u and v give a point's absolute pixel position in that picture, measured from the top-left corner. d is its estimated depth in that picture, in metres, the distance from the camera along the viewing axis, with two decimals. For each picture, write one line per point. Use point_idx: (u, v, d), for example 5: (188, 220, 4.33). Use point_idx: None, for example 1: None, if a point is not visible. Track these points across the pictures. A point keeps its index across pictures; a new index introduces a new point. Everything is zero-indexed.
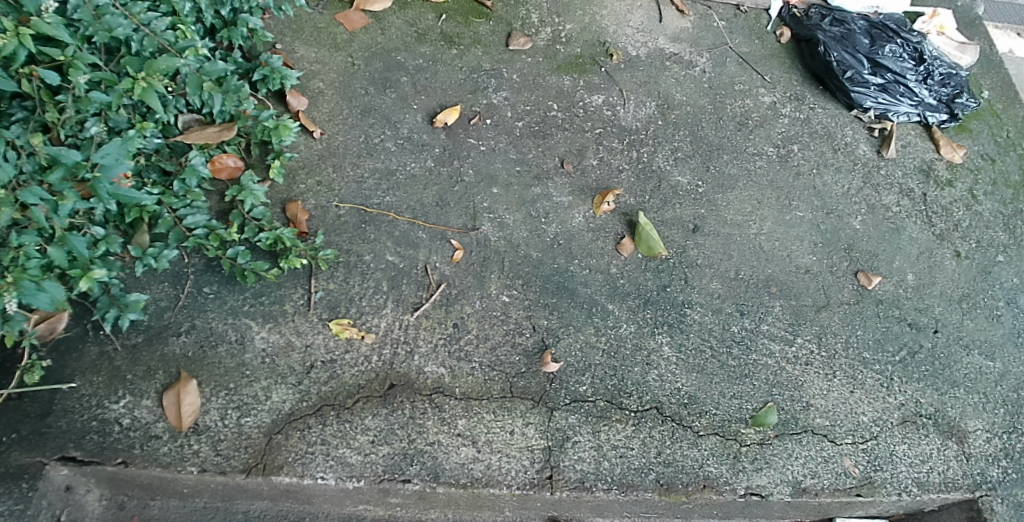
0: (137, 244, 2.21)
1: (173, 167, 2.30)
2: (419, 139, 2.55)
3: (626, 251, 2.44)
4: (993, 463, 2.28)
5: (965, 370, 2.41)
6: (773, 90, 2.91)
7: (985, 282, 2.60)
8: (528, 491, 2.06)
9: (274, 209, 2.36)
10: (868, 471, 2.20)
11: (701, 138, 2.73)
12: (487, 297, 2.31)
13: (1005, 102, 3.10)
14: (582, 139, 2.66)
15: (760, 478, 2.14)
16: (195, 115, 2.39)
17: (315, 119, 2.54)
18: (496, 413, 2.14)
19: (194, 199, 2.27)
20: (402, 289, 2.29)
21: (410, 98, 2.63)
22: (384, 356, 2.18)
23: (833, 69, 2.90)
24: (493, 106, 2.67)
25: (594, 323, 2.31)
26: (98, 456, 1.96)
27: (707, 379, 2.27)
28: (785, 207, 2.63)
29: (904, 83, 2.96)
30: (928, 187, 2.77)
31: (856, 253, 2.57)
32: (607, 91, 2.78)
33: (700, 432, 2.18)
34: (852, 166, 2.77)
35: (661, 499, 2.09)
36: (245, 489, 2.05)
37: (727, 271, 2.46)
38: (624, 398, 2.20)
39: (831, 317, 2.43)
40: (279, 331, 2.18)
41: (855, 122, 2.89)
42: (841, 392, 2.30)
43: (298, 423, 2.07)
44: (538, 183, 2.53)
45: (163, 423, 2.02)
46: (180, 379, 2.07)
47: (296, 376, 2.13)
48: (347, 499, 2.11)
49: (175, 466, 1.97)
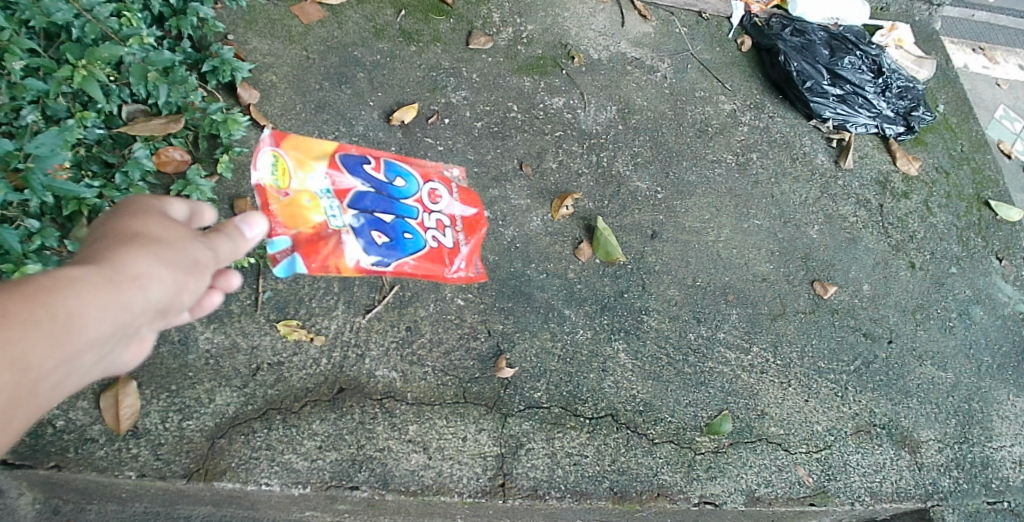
0: (75, 238, 2.08)
1: (115, 159, 2.18)
2: (375, 136, 2.49)
3: (584, 256, 2.41)
4: (944, 472, 2.30)
5: (918, 380, 2.43)
6: (734, 98, 2.92)
7: (938, 293, 2.62)
8: (480, 498, 2.00)
9: (222, 205, 2.27)
10: (821, 480, 2.19)
11: (661, 144, 2.72)
12: (441, 300, 2.25)
13: (959, 116, 3.15)
14: (542, 141, 2.62)
15: (714, 487, 2.12)
16: (140, 106, 2.27)
17: (267, 113, 2.46)
18: (449, 418, 2.09)
19: (137, 193, 2.14)
20: (354, 290, 2.22)
21: (366, 95, 2.57)
22: (333, 359, 2.11)
23: (792, 79, 2.93)
24: (452, 105, 2.62)
25: (550, 328, 2.27)
26: (29, 460, 1.86)
27: (662, 386, 2.24)
28: (743, 215, 2.63)
29: (862, 95, 3.00)
30: (884, 198, 2.80)
31: (813, 262, 2.58)
32: (567, 94, 2.75)
33: (655, 439, 2.15)
34: (810, 176, 2.78)
35: (615, 507, 2.06)
36: (185, 495, 1.96)
37: (685, 278, 2.45)
38: (579, 405, 2.16)
39: (786, 326, 2.43)
40: (224, 332, 2.09)
41: (813, 132, 2.90)
42: (796, 401, 2.30)
43: (242, 427, 1.98)
44: (496, 185, 2.49)
45: (99, 426, 1.92)
46: (119, 380, 1.96)
47: (241, 379, 2.04)
48: (293, 505, 2.03)
49: (112, 470, 1.88)
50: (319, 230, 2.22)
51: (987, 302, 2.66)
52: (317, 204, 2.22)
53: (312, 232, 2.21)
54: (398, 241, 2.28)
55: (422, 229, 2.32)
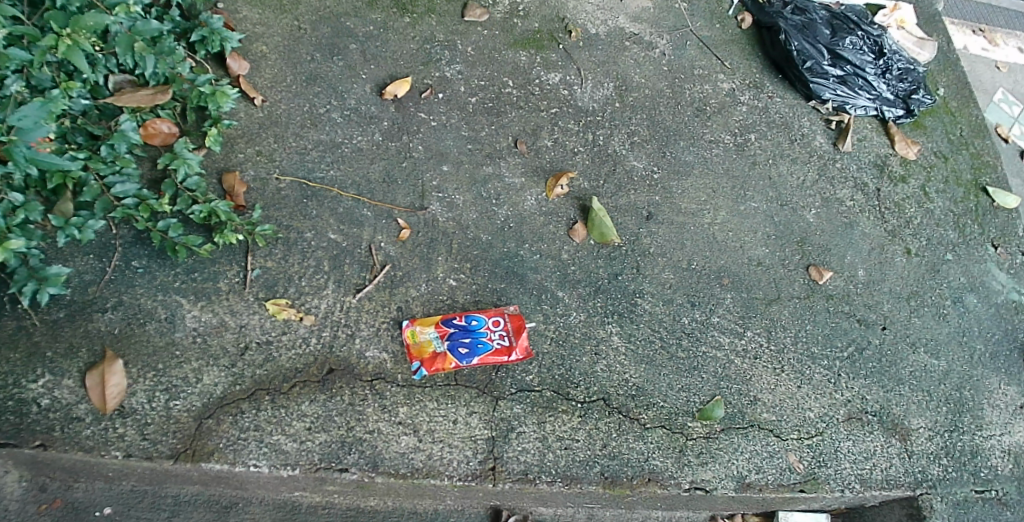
0: (60, 212, 2.03)
1: (101, 131, 2.11)
2: (367, 111, 2.44)
3: (579, 238, 2.38)
4: (933, 460, 2.31)
5: (910, 368, 2.42)
6: (733, 77, 2.87)
7: (933, 280, 2.61)
8: (470, 482, 2.00)
9: (210, 179, 2.22)
10: (812, 466, 2.20)
11: (659, 123, 2.67)
12: (433, 281, 2.22)
13: (959, 100, 3.11)
14: (537, 118, 2.57)
15: (705, 473, 2.13)
16: (127, 76, 2.19)
17: (257, 85, 2.40)
18: (439, 401, 2.07)
19: (123, 166, 2.09)
20: (345, 269, 2.19)
21: (358, 67, 2.51)
22: (323, 339, 2.08)
23: (793, 58, 2.86)
24: (446, 80, 2.56)
25: (543, 310, 2.24)
26: (14, 439, 1.83)
27: (655, 370, 2.23)
28: (740, 197, 2.59)
29: (862, 76, 2.93)
30: (882, 181, 2.77)
31: (809, 247, 2.56)
32: (564, 69, 2.70)
33: (646, 424, 2.15)
34: (809, 158, 2.75)
35: (605, 492, 2.06)
36: (173, 475, 1.94)
37: (680, 261, 2.42)
38: (571, 389, 2.15)
39: (781, 311, 2.41)
40: (212, 310, 2.06)
41: (812, 113, 2.86)
42: (788, 387, 2.29)
43: (230, 407, 1.96)
44: (490, 163, 2.45)
45: (85, 405, 1.89)
46: (105, 359, 1.93)
47: (229, 358, 2.01)
48: (282, 486, 2.01)
49: (98, 450, 1.85)
50: (426, 348, 2.11)
51: (982, 290, 2.65)
52: (420, 327, 2.14)
53: (419, 351, 2.11)
54: (483, 336, 2.15)
55: (505, 331, 2.17)
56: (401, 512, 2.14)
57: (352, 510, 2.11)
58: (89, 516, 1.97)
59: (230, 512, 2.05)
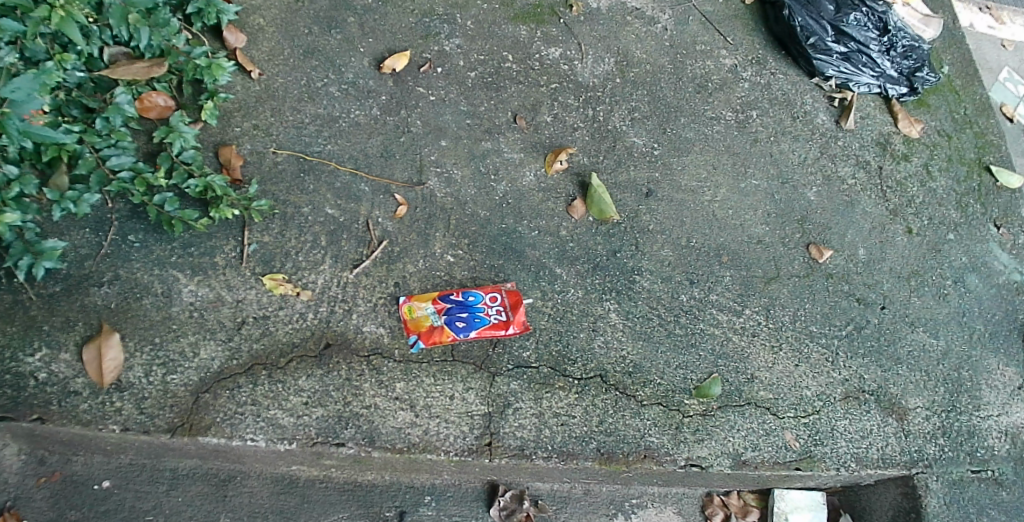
0: (55, 186, 2.01)
1: (96, 104, 2.08)
2: (364, 85, 2.41)
3: (577, 214, 2.36)
4: (930, 440, 2.31)
5: (909, 347, 2.42)
6: (735, 53, 2.83)
7: (934, 259, 2.60)
8: (466, 457, 2.00)
9: (207, 153, 2.20)
10: (808, 445, 2.20)
11: (659, 99, 2.64)
12: (431, 256, 2.21)
13: (963, 79, 3.07)
14: (537, 93, 2.55)
15: (701, 449, 2.13)
16: (122, 48, 2.16)
17: (254, 58, 2.37)
18: (436, 377, 2.06)
19: (119, 139, 2.07)
20: (342, 244, 2.17)
21: (356, 40, 2.48)
22: (320, 313, 2.08)
23: (796, 34, 2.82)
24: (445, 54, 2.53)
25: (541, 287, 2.23)
26: (11, 412, 1.83)
27: (653, 347, 2.22)
28: (740, 174, 2.57)
29: (867, 53, 2.89)
30: (884, 160, 2.75)
31: (809, 225, 2.54)
32: (564, 44, 2.66)
33: (643, 401, 2.15)
34: (811, 136, 2.72)
35: (601, 468, 2.07)
36: (170, 448, 1.94)
37: (679, 239, 2.40)
38: (568, 365, 2.14)
39: (780, 289, 2.40)
40: (208, 285, 2.05)
41: (815, 90, 2.83)
42: (786, 365, 2.29)
43: (227, 381, 1.96)
44: (488, 138, 2.42)
45: (82, 378, 1.89)
46: (102, 333, 1.93)
47: (226, 332, 2.01)
48: (279, 460, 2.02)
49: (96, 423, 1.85)
50: (423, 323, 2.11)
51: (983, 271, 2.63)
52: (417, 302, 2.13)
53: (416, 325, 2.10)
54: (480, 311, 2.15)
55: (501, 306, 2.17)
56: (398, 486, 2.15)
57: (349, 484, 2.12)
58: (87, 489, 1.97)
59: (228, 486, 2.06)
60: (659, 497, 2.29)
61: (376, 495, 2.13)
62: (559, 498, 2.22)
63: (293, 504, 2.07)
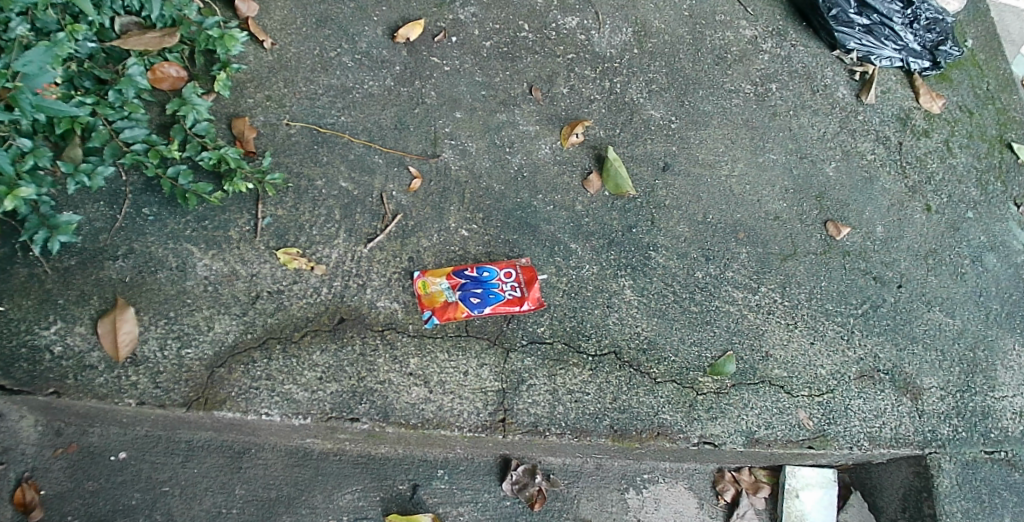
0: (68, 158, 1.98)
1: (109, 75, 2.03)
2: (378, 54, 2.37)
3: (593, 188, 2.33)
4: (944, 420, 2.32)
5: (925, 326, 2.41)
6: (756, 23, 2.76)
7: (952, 238, 2.56)
8: (480, 432, 2.02)
9: (220, 124, 2.17)
10: (821, 423, 2.22)
11: (677, 70, 2.59)
12: (445, 231, 2.19)
13: (988, 53, 2.98)
14: (553, 64, 2.50)
15: (714, 427, 2.15)
16: (133, 18, 2.11)
17: (266, 27, 2.32)
18: (450, 352, 2.07)
19: (132, 112, 2.03)
20: (356, 218, 2.15)
21: (370, 8, 2.42)
22: (334, 288, 2.07)
23: (818, 6, 2.73)
24: (460, 22, 2.47)
25: (555, 262, 2.22)
26: (28, 386, 1.85)
27: (667, 324, 2.22)
28: (759, 148, 2.53)
29: (890, 26, 2.79)
30: (904, 135, 2.70)
31: (828, 202, 2.50)
32: (581, 13, 2.60)
33: (657, 378, 2.15)
34: (830, 110, 2.67)
35: (614, 444, 2.09)
36: (186, 421, 1.95)
37: (695, 215, 2.38)
38: (582, 341, 2.14)
39: (796, 267, 2.38)
40: (222, 259, 2.04)
41: (836, 63, 2.76)
42: (801, 343, 2.28)
43: (241, 356, 1.96)
44: (503, 110, 2.38)
45: (99, 352, 1.90)
46: (116, 307, 1.93)
47: (240, 307, 2.00)
48: (294, 433, 2.03)
49: (112, 397, 1.87)
50: (437, 298, 2.10)
51: (1002, 250, 2.60)
52: (431, 278, 2.12)
53: (430, 301, 2.09)
54: (494, 287, 2.14)
55: (516, 282, 2.15)
56: (412, 460, 2.16)
57: (363, 457, 2.14)
58: (104, 459, 1.99)
59: (243, 458, 2.07)
60: (671, 472, 2.31)
61: (390, 468, 2.14)
62: (571, 472, 2.24)
63: (307, 476, 2.09)
